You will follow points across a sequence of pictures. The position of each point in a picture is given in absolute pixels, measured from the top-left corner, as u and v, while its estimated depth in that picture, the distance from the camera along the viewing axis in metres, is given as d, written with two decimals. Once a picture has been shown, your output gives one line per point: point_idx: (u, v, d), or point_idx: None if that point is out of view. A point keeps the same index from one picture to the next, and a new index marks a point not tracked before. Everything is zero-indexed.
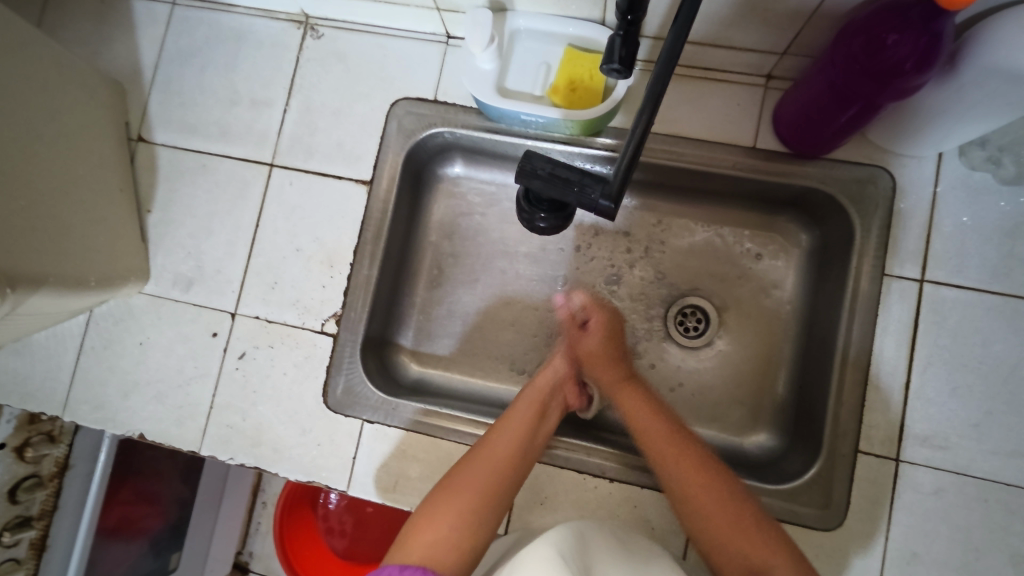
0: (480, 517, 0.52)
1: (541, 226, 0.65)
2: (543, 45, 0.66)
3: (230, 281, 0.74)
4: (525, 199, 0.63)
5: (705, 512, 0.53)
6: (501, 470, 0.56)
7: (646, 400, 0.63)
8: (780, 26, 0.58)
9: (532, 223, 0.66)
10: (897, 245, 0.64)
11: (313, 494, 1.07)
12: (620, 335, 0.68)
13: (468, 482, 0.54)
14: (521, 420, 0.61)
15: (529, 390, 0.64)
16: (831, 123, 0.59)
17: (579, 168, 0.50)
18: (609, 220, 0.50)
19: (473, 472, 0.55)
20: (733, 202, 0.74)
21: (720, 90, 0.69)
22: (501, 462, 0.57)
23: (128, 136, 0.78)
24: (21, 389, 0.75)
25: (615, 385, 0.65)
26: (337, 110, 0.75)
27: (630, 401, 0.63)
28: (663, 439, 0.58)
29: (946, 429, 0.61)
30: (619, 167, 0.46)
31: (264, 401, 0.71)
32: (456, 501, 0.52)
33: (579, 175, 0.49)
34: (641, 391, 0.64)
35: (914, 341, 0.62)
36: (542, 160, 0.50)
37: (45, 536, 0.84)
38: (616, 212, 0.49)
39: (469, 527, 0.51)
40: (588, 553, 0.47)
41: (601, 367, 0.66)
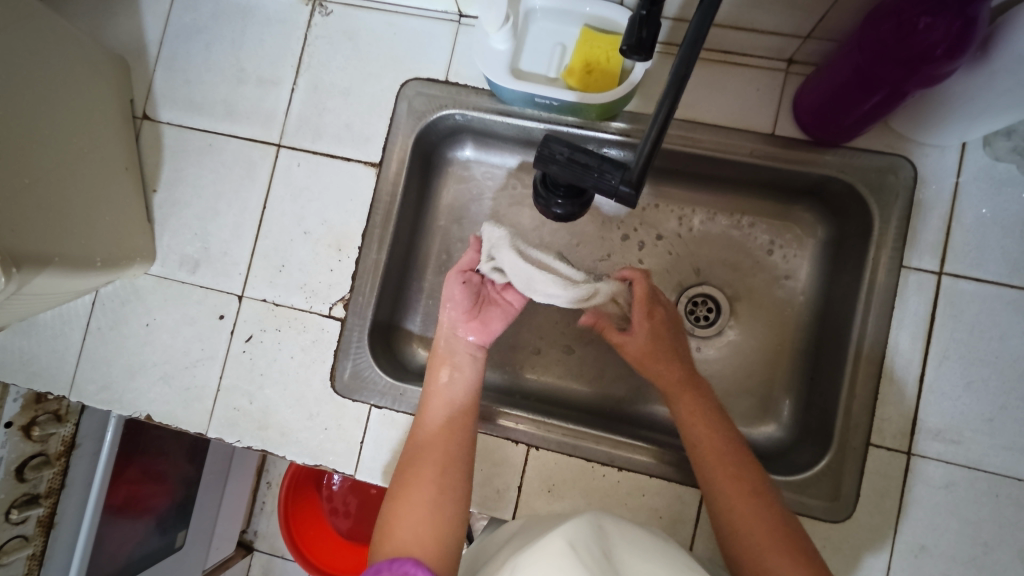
0: (438, 502, 0.53)
1: (558, 212, 0.63)
2: (559, 26, 0.64)
3: (236, 264, 0.73)
4: (542, 183, 0.62)
5: (750, 528, 0.52)
6: (445, 455, 0.57)
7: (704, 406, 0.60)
8: (806, 8, 0.56)
9: (549, 209, 0.64)
10: (916, 237, 0.63)
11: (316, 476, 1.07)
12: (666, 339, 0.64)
13: (417, 473, 0.55)
14: (440, 403, 0.60)
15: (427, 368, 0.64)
16: (855, 110, 0.58)
17: (598, 153, 0.48)
18: (628, 206, 0.48)
19: (421, 467, 0.56)
20: (748, 190, 0.72)
21: (740, 75, 0.67)
22: (446, 447, 0.57)
23: (133, 114, 0.76)
24: (27, 368, 0.75)
25: (675, 392, 0.61)
26: (346, 90, 0.73)
27: (689, 408, 0.60)
28: (718, 445, 0.57)
29: (959, 424, 0.61)
30: (639, 152, 0.44)
31: (271, 385, 0.70)
32: (407, 499, 0.53)
33: (598, 160, 0.48)
34: (703, 401, 0.60)
35: (931, 335, 0.62)
36: (561, 144, 0.49)
37: (53, 514, 0.84)
38: (637, 200, 0.46)
39: (429, 519, 0.52)
40: (601, 539, 0.47)
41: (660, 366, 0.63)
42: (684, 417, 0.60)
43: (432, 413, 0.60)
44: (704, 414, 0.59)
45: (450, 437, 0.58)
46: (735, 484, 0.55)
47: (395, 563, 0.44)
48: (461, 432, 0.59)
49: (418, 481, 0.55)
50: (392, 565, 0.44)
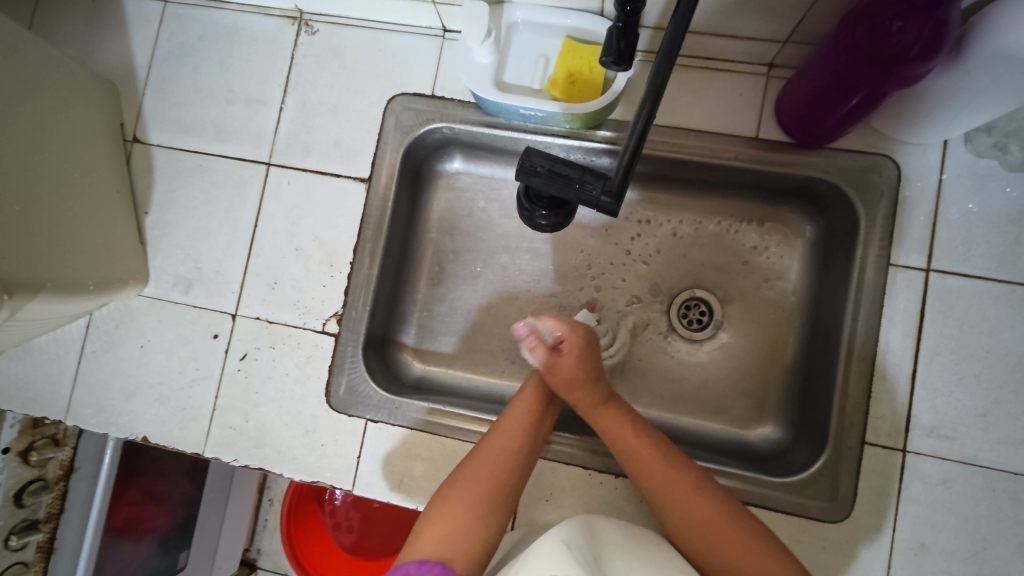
0: (489, 506, 0.54)
1: (541, 223, 0.64)
2: (541, 37, 0.65)
3: (229, 282, 0.73)
4: (525, 196, 0.63)
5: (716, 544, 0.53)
6: (508, 464, 0.57)
7: (631, 421, 0.60)
8: (781, 13, 0.57)
9: (533, 221, 0.65)
10: (902, 234, 0.63)
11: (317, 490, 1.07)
12: (594, 351, 0.63)
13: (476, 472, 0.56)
14: (526, 415, 0.61)
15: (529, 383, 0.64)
16: (834, 112, 0.59)
17: (579, 165, 0.49)
18: (611, 216, 0.49)
19: (477, 469, 0.56)
20: (735, 194, 0.73)
21: (722, 80, 0.67)
22: (509, 456, 0.57)
23: (123, 138, 0.77)
24: (23, 394, 0.75)
25: (596, 412, 0.61)
26: (334, 107, 0.74)
27: (612, 428, 0.59)
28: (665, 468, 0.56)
29: (953, 420, 0.61)
30: (619, 162, 0.45)
31: (267, 402, 0.71)
32: (466, 495, 0.54)
33: (579, 171, 0.48)
34: (635, 422, 0.60)
35: (920, 332, 0.62)
36: (542, 157, 0.49)
37: (52, 539, 0.84)
38: (618, 208, 0.48)
39: (475, 523, 0.52)
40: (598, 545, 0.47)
41: (579, 392, 0.61)
42: (618, 446, 0.59)
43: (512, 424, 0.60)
44: (639, 435, 0.59)
45: (518, 448, 0.58)
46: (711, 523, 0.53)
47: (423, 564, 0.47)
48: (530, 440, 0.59)
49: (473, 484, 0.55)
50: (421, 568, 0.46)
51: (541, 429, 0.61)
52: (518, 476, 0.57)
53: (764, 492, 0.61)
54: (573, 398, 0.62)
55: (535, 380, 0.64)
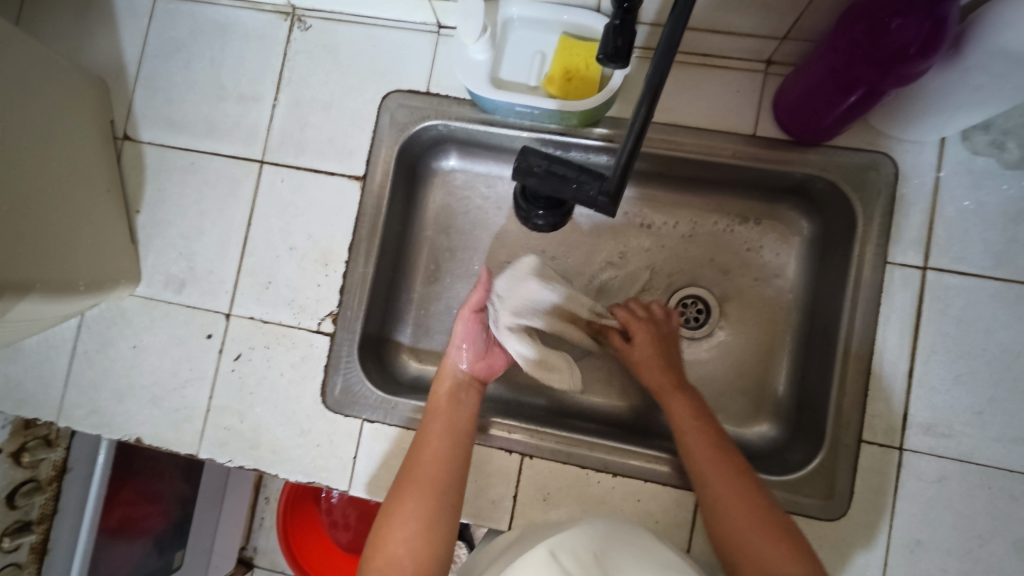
0: (433, 512, 0.54)
1: (539, 224, 0.65)
2: (537, 33, 0.65)
3: (223, 282, 0.72)
4: (523, 196, 0.64)
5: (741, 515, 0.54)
6: (442, 466, 0.57)
7: (691, 402, 0.62)
8: (780, 10, 0.57)
9: (530, 221, 0.66)
10: (899, 232, 0.63)
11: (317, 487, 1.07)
12: (671, 352, 0.67)
13: (409, 487, 0.56)
14: (443, 417, 0.61)
15: (441, 383, 0.64)
16: (832, 109, 0.58)
17: (576, 164, 0.49)
18: (608, 216, 0.48)
19: (415, 481, 0.56)
20: (732, 191, 0.73)
21: (720, 77, 0.67)
22: (440, 460, 0.58)
23: (114, 135, 0.76)
24: (14, 395, 0.74)
25: (666, 391, 0.64)
26: (328, 104, 0.73)
27: (676, 407, 0.62)
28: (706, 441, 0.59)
29: (949, 418, 0.61)
30: (616, 162, 0.44)
31: (262, 402, 0.70)
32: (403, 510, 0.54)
33: (576, 172, 0.48)
34: (692, 399, 0.63)
35: (918, 329, 0.62)
36: (537, 157, 0.49)
37: (46, 540, 0.83)
38: (614, 209, 0.47)
39: (422, 534, 0.52)
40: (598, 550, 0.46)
41: (649, 372, 0.66)
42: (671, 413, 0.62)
43: (428, 429, 0.60)
44: (697, 414, 0.61)
45: (450, 448, 0.59)
46: (718, 473, 0.56)
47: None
48: (458, 438, 0.60)
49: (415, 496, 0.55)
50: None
51: (466, 421, 0.61)
52: (455, 477, 0.57)
53: None
54: (647, 378, 0.66)
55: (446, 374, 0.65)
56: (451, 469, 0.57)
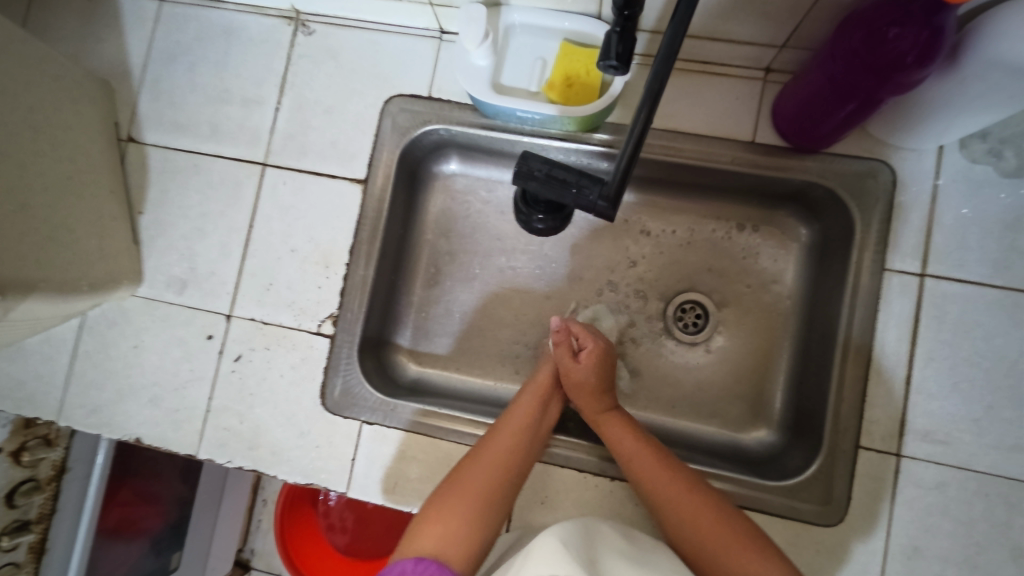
0: (490, 502, 0.54)
1: (538, 226, 0.64)
2: (538, 40, 0.65)
3: (224, 283, 0.73)
4: (523, 200, 0.63)
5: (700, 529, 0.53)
6: (509, 462, 0.58)
7: (626, 424, 0.62)
8: (779, 18, 0.57)
9: (530, 224, 0.65)
10: (897, 239, 0.63)
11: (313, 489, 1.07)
12: (606, 382, 0.65)
13: (476, 470, 0.56)
14: (523, 418, 0.62)
15: (532, 385, 0.66)
16: (830, 116, 0.59)
17: (576, 168, 0.49)
18: (608, 220, 0.49)
19: (480, 466, 0.56)
20: (732, 198, 0.74)
21: (720, 84, 0.68)
22: (509, 456, 0.58)
23: (118, 137, 0.76)
24: (15, 394, 0.74)
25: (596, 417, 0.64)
26: (330, 108, 0.74)
27: (609, 429, 0.63)
28: (650, 457, 0.58)
29: (947, 424, 0.61)
30: (616, 168, 0.45)
31: (262, 403, 0.70)
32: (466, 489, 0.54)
33: (576, 176, 0.48)
34: (622, 417, 0.63)
35: (915, 336, 0.62)
36: (539, 161, 0.49)
37: (44, 539, 0.83)
38: (614, 213, 0.48)
39: (475, 519, 0.52)
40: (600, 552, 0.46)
41: (585, 396, 0.65)
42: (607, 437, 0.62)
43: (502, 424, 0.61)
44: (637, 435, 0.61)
45: (518, 449, 0.59)
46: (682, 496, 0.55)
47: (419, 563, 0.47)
48: (529, 442, 0.60)
49: (475, 481, 0.55)
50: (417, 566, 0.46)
51: (541, 430, 0.62)
52: (519, 477, 0.58)
53: (758, 496, 0.61)
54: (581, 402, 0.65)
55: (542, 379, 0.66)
56: (520, 468, 0.58)
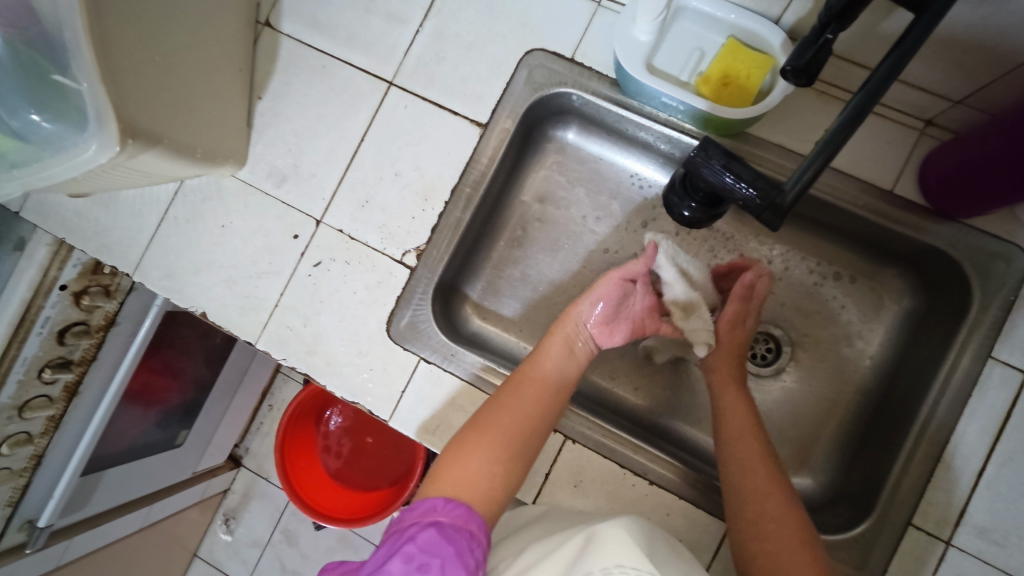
0: (506, 453, 0.56)
1: (686, 215, 0.62)
2: (703, 30, 0.63)
3: (322, 189, 0.73)
4: (683, 182, 0.61)
5: (766, 508, 0.54)
6: (528, 416, 0.58)
7: (745, 403, 0.62)
8: (972, 70, 0.54)
9: (678, 210, 0.63)
10: (1012, 330, 0.61)
11: (318, 411, 1.11)
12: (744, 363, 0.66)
13: (494, 422, 0.57)
14: (539, 380, 0.61)
15: (556, 333, 0.64)
16: (993, 188, 0.56)
17: (756, 168, 0.47)
18: (768, 229, 0.47)
19: (498, 419, 0.57)
20: (842, 242, 0.71)
21: (874, 124, 0.64)
22: (526, 409, 0.59)
23: (256, 18, 0.76)
24: (99, 239, 0.76)
25: (725, 384, 0.64)
26: (470, 45, 0.72)
27: (728, 396, 0.63)
28: (753, 442, 0.59)
29: (1006, 527, 0.59)
30: (799, 177, 0.43)
31: (328, 313, 0.71)
32: (483, 443, 0.56)
33: (753, 176, 0.46)
34: (744, 395, 0.63)
35: (1001, 432, 0.60)
36: (719, 151, 0.48)
37: (79, 382, 0.85)
38: (779, 224, 0.46)
39: (493, 471, 0.54)
40: (653, 544, 0.47)
41: (724, 355, 0.66)
42: (724, 407, 0.63)
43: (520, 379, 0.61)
44: (749, 413, 0.61)
45: (534, 410, 0.59)
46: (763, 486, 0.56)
47: (449, 503, 0.49)
48: (548, 398, 0.60)
49: (492, 435, 0.56)
50: (447, 505, 0.49)
51: (565, 379, 0.62)
52: (534, 432, 0.58)
53: None
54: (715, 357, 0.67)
55: (564, 328, 0.64)
56: (537, 421, 0.59)
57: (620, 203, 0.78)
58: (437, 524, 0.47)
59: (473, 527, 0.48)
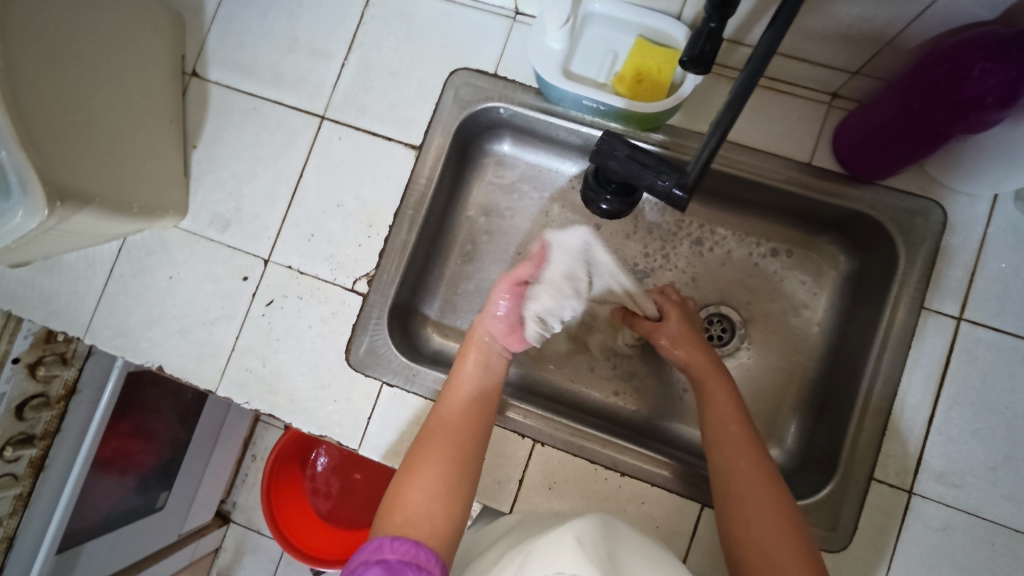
0: (447, 482, 0.55)
1: (604, 208, 0.65)
2: (612, 32, 0.66)
3: (266, 228, 0.73)
4: (595, 178, 0.64)
5: (747, 491, 0.54)
6: (457, 435, 0.58)
7: (728, 389, 0.62)
8: (859, 44, 0.57)
9: (596, 204, 0.66)
10: (939, 281, 0.64)
11: (302, 454, 1.09)
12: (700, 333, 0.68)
13: (426, 455, 0.57)
14: (462, 392, 0.62)
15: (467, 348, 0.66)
16: (895, 146, 0.59)
17: (656, 155, 0.50)
18: (678, 210, 0.50)
19: (431, 449, 0.57)
20: (776, 217, 0.74)
21: (784, 102, 0.68)
22: (455, 429, 0.59)
23: (182, 70, 0.77)
24: (45, 306, 0.76)
25: (706, 373, 0.64)
26: (395, 72, 0.74)
27: (714, 389, 0.63)
28: (735, 430, 0.59)
29: (962, 469, 0.61)
30: (697, 159, 0.46)
31: (286, 350, 0.71)
32: (421, 475, 0.55)
33: (655, 162, 0.49)
34: (728, 383, 0.63)
35: (943, 378, 0.62)
36: (622, 144, 0.51)
37: (44, 457, 0.82)
38: (688, 203, 0.49)
39: (438, 502, 0.54)
40: (614, 545, 0.46)
41: (687, 348, 0.66)
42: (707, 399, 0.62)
43: (452, 402, 0.61)
44: (732, 400, 0.61)
45: (463, 427, 0.59)
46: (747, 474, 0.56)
47: (396, 540, 0.48)
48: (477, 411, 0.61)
49: (428, 465, 0.56)
50: (393, 543, 0.48)
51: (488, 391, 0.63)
52: (471, 451, 0.58)
53: None
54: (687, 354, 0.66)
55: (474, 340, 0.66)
56: (469, 437, 0.59)
57: (562, 206, 0.80)
58: (383, 563, 0.46)
59: (423, 560, 0.47)
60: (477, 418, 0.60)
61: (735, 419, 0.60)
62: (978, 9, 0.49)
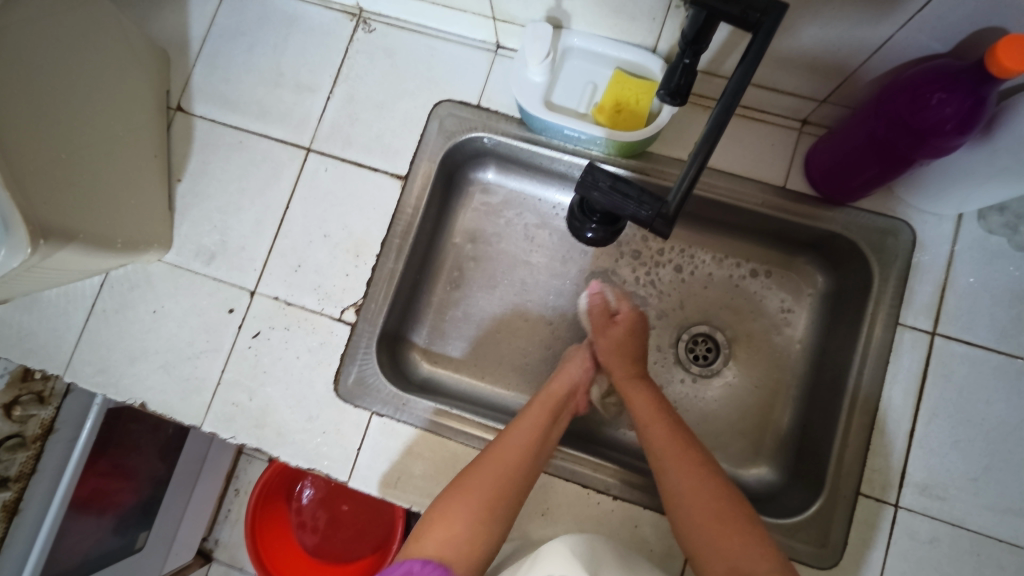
0: (489, 510, 0.55)
1: (589, 235, 0.68)
2: (591, 65, 0.68)
3: (253, 260, 0.73)
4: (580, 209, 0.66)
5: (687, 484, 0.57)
6: (513, 465, 0.58)
7: (653, 399, 0.65)
8: (825, 74, 0.60)
9: (581, 231, 0.69)
10: (912, 297, 0.66)
11: (287, 487, 1.07)
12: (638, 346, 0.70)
13: (476, 479, 0.57)
14: (528, 425, 0.62)
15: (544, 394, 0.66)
16: (864, 172, 0.62)
17: (638, 185, 0.52)
18: (660, 238, 0.51)
19: (484, 472, 0.57)
20: (754, 239, 0.77)
21: (758, 129, 0.71)
22: (512, 459, 0.59)
23: (166, 105, 0.77)
24: (23, 344, 0.74)
25: (629, 382, 0.67)
26: (380, 104, 0.76)
27: (636, 400, 0.65)
28: (662, 427, 0.61)
29: (945, 481, 0.62)
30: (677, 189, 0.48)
31: (273, 382, 0.70)
32: (467, 497, 0.56)
33: (637, 192, 0.51)
34: (649, 391, 0.66)
35: (921, 392, 0.64)
36: (604, 174, 0.52)
37: (18, 500, 0.78)
38: (669, 231, 0.50)
39: (475, 529, 0.54)
40: None
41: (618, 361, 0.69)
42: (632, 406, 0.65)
43: (513, 429, 0.61)
44: (653, 403, 0.64)
45: (521, 458, 0.59)
46: (686, 466, 0.58)
47: (427, 564, 0.51)
48: (538, 446, 0.61)
49: (476, 489, 0.56)
50: (425, 567, 0.51)
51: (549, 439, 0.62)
52: (521, 484, 0.58)
53: None
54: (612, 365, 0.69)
55: (553, 390, 0.67)
56: (526, 471, 0.59)
57: (547, 231, 0.81)
58: None
59: None
60: (531, 455, 0.60)
61: (662, 423, 0.62)
62: (932, 43, 0.52)
